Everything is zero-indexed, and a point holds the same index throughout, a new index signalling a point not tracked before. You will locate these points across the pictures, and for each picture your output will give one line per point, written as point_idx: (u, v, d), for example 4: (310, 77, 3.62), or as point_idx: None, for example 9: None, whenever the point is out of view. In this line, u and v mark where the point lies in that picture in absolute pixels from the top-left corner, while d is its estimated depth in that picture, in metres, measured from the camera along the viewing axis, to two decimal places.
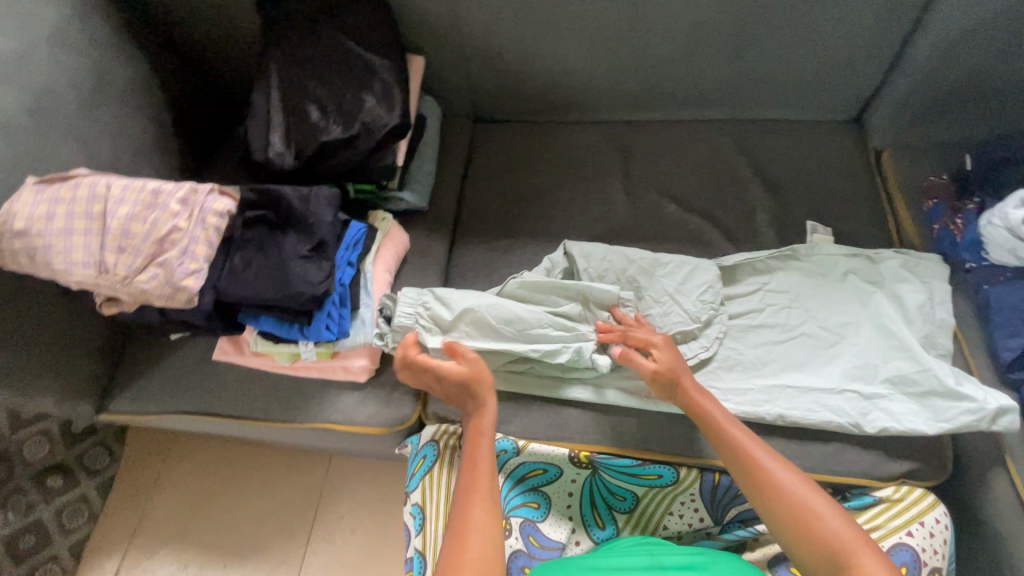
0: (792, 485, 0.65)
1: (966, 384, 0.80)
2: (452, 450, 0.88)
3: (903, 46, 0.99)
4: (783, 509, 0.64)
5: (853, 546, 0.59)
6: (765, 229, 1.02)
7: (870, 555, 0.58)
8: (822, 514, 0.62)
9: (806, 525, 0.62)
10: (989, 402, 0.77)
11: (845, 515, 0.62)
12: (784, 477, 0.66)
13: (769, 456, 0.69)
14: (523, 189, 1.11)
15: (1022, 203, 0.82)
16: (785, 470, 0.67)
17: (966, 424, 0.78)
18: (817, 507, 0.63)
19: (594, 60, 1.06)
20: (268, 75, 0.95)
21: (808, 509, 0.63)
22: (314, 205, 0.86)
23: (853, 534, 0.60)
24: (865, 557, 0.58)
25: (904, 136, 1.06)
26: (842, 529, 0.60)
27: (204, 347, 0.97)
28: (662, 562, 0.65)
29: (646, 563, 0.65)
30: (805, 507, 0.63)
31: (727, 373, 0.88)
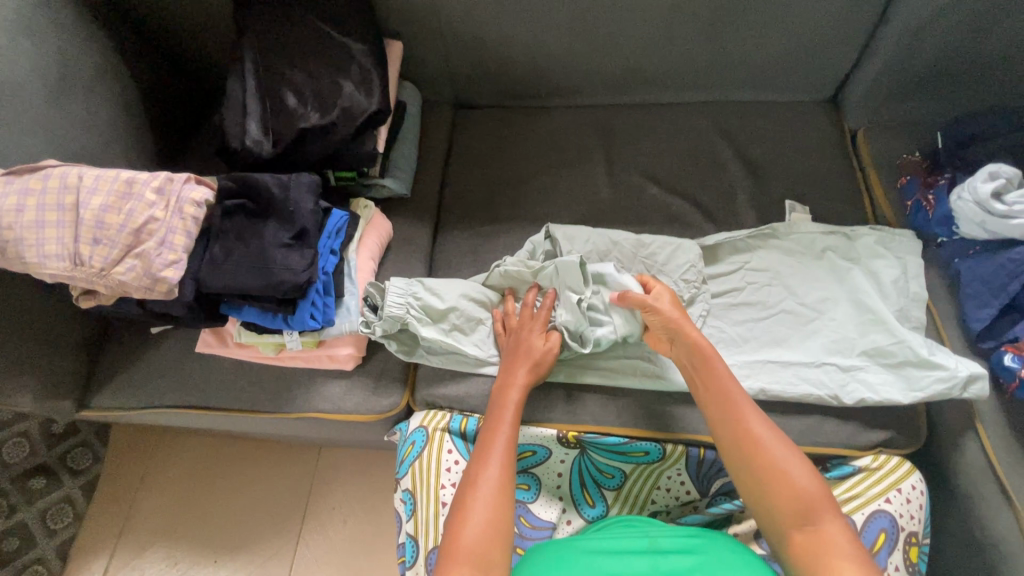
0: (772, 442, 0.68)
1: (938, 354, 0.82)
2: (441, 436, 0.88)
3: (876, 25, 1.00)
4: (760, 469, 0.67)
5: (821, 505, 0.64)
6: (744, 209, 1.03)
7: (833, 516, 0.63)
8: (794, 473, 0.66)
9: (780, 484, 0.65)
10: (961, 370, 0.80)
11: (812, 472, 0.66)
12: (768, 439, 0.69)
13: (757, 416, 0.71)
14: (506, 175, 1.11)
15: (990, 177, 0.84)
16: (767, 426, 0.70)
17: (939, 393, 0.80)
18: (792, 468, 0.66)
19: (574, 44, 1.06)
20: (242, 61, 0.93)
21: (786, 467, 0.66)
22: (295, 193, 0.85)
23: (817, 493, 0.65)
24: (827, 518, 0.63)
25: (878, 115, 1.08)
26: (812, 488, 0.65)
27: (186, 340, 0.96)
28: (660, 544, 0.67)
29: (644, 544, 0.67)
30: (785, 468, 0.66)
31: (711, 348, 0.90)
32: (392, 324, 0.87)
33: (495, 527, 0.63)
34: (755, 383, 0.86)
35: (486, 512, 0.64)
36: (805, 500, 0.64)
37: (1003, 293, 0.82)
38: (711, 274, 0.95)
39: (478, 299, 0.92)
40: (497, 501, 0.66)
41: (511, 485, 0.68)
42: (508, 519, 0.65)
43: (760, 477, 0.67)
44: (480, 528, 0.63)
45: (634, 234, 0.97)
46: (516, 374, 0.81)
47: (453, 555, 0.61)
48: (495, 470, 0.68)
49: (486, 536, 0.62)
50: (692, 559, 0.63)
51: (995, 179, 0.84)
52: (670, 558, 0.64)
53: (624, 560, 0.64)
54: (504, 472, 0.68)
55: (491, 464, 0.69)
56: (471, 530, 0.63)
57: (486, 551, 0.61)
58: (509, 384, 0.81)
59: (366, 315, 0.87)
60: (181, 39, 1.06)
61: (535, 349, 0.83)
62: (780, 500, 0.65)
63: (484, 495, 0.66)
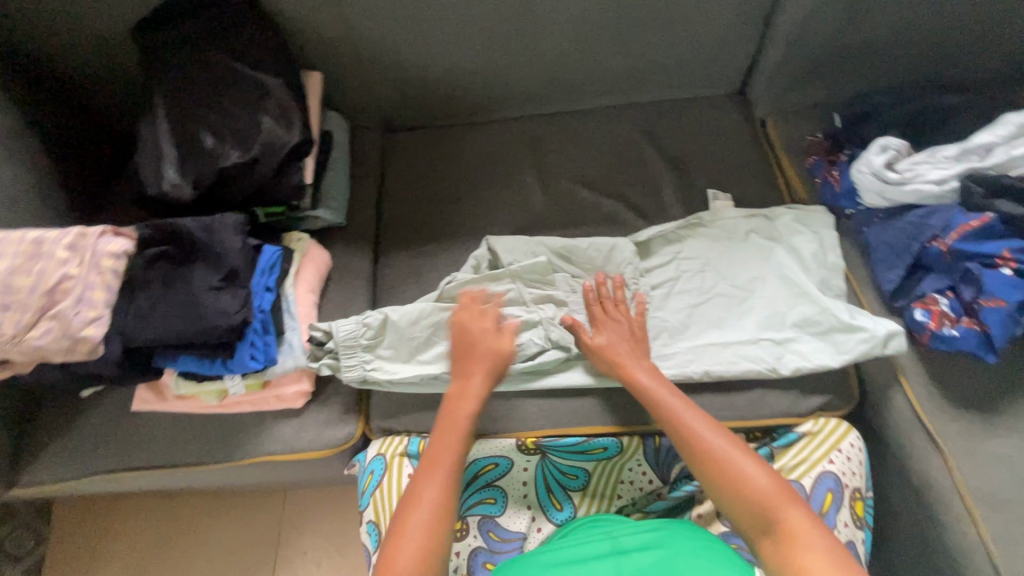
0: (729, 453, 0.71)
1: (859, 316, 0.88)
2: (400, 461, 0.87)
3: (767, 20, 1.08)
4: (719, 477, 0.70)
5: (782, 504, 0.65)
6: (671, 202, 1.08)
7: (794, 508, 0.64)
8: (752, 473, 0.68)
9: (744, 493, 0.67)
10: (880, 329, 0.86)
11: (768, 472, 0.69)
12: (733, 457, 0.70)
13: (713, 432, 0.74)
14: (441, 193, 1.12)
15: (882, 150, 0.92)
16: (725, 440, 0.73)
17: (864, 352, 0.86)
18: (747, 467, 0.69)
19: (492, 59, 1.08)
20: (153, 107, 0.91)
21: (743, 478, 0.68)
22: (219, 233, 0.82)
23: (775, 490, 0.66)
24: (787, 511, 0.64)
25: (782, 103, 1.16)
26: (768, 486, 0.67)
27: (121, 399, 0.91)
28: (623, 544, 0.67)
29: (608, 547, 0.68)
30: (746, 476, 0.68)
31: (657, 340, 0.93)
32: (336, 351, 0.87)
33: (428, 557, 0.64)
34: (699, 367, 0.89)
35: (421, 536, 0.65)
36: (768, 502, 0.65)
37: (906, 254, 0.88)
38: (648, 268, 0.99)
39: (425, 322, 0.88)
40: (435, 522, 0.66)
41: (450, 505, 0.69)
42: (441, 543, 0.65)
43: (720, 483, 0.69)
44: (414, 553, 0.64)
45: (570, 238, 1.00)
46: (471, 377, 0.81)
47: None
48: (432, 491, 0.69)
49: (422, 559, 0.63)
50: (655, 556, 0.63)
51: (886, 151, 0.92)
52: (632, 556, 0.64)
53: (589, 564, 0.64)
54: (444, 490, 0.69)
55: (431, 481, 0.70)
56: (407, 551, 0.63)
57: None
58: (464, 392, 0.80)
59: (310, 347, 0.87)
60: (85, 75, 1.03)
61: (487, 351, 0.83)
62: (742, 505, 0.67)
63: (423, 513, 0.67)
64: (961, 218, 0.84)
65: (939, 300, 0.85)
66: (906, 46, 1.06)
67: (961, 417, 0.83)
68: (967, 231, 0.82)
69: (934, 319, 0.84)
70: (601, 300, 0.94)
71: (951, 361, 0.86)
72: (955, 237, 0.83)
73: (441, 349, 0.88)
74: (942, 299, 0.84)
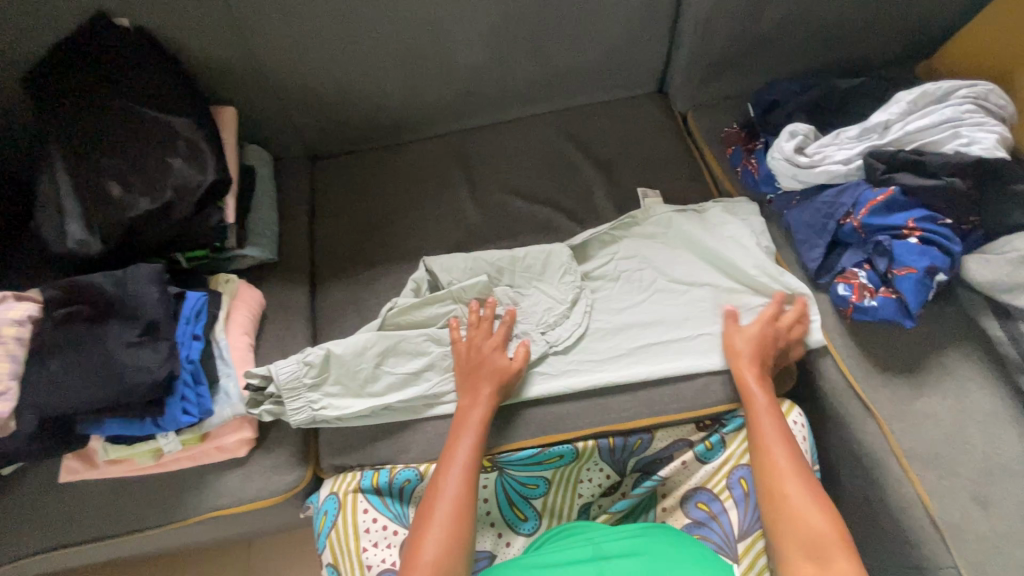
0: (797, 487, 0.73)
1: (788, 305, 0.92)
2: (354, 497, 0.85)
3: (674, 20, 1.12)
4: (779, 506, 0.72)
5: (835, 548, 0.67)
6: (603, 203, 1.09)
7: (845, 554, 0.67)
8: (811, 512, 0.71)
9: (797, 528, 0.70)
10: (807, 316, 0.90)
11: (831, 517, 0.70)
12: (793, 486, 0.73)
13: (790, 453, 0.77)
14: (374, 218, 1.10)
15: (791, 136, 0.97)
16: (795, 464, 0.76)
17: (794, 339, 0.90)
18: (812, 508, 0.71)
19: (411, 79, 1.08)
20: (50, 159, 0.86)
21: (805, 512, 0.71)
22: (134, 286, 0.78)
23: (833, 531, 0.69)
24: (839, 556, 0.66)
25: (699, 98, 1.20)
26: (828, 529, 0.69)
27: (47, 473, 0.85)
28: (606, 549, 0.68)
29: (589, 551, 0.68)
30: (801, 513, 0.71)
31: (602, 340, 0.93)
32: (279, 395, 0.83)
33: (447, 553, 0.67)
34: (642, 363, 0.91)
35: (441, 537, 0.68)
36: (820, 538, 0.69)
37: (825, 233, 0.92)
38: (588, 270, 1.00)
39: (369, 353, 0.86)
40: (455, 522, 0.70)
41: (469, 506, 0.72)
42: (461, 544, 0.69)
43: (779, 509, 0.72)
44: (433, 550, 0.67)
45: (507, 250, 1.00)
46: (481, 391, 0.82)
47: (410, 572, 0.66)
48: (447, 502, 0.71)
49: (441, 554, 0.67)
50: (638, 562, 0.64)
51: (795, 137, 0.97)
52: (616, 562, 0.65)
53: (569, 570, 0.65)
54: (466, 486, 0.73)
55: (449, 477, 0.74)
56: (429, 547, 0.67)
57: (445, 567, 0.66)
58: (474, 402, 0.82)
59: (249, 394, 0.83)
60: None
61: (500, 364, 0.84)
62: (795, 535, 0.70)
63: (445, 506, 0.71)
64: (869, 194, 0.88)
65: (858, 273, 0.89)
66: (805, 35, 1.11)
67: (888, 382, 0.87)
68: (875, 205, 0.87)
69: (856, 293, 0.88)
70: (544, 309, 0.94)
71: (874, 329, 0.91)
72: (865, 212, 0.88)
73: (387, 379, 0.86)
74: (861, 273, 0.88)
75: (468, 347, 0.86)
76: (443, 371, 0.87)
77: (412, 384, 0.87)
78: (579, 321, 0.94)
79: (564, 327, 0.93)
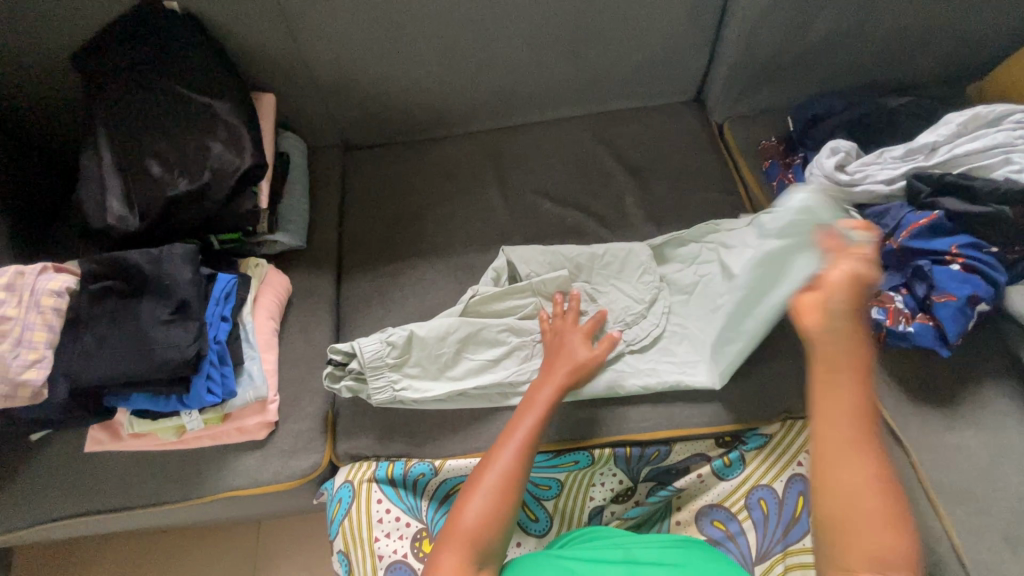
0: (861, 447, 0.53)
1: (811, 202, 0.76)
2: (369, 487, 0.85)
3: (717, 29, 1.10)
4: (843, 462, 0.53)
5: (888, 535, 0.50)
6: (633, 210, 1.08)
7: (896, 548, 0.50)
8: (871, 484, 0.52)
9: (848, 488, 0.52)
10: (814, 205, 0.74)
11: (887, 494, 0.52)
12: (869, 465, 0.53)
13: (861, 423, 0.54)
14: (403, 210, 1.10)
15: (833, 152, 0.94)
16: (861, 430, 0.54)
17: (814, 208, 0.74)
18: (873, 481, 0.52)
19: (448, 74, 1.08)
20: (95, 135, 0.88)
21: (863, 477, 0.52)
22: (168, 265, 0.80)
23: (888, 515, 0.51)
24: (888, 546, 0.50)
25: (737, 109, 1.18)
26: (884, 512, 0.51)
27: (72, 442, 0.87)
28: (636, 554, 0.68)
29: (620, 554, 0.67)
30: (867, 482, 0.52)
31: (685, 343, 0.89)
32: (361, 373, 0.86)
33: (492, 520, 0.64)
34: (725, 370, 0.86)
35: (487, 501, 0.65)
36: (865, 528, 0.51)
37: None
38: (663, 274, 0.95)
39: (452, 338, 0.87)
40: (503, 494, 0.66)
41: (518, 480, 0.68)
42: (505, 516, 0.65)
43: (845, 467, 0.53)
44: (476, 514, 0.64)
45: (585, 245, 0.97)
46: (557, 373, 0.80)
47: (452, 533, 0.64)
48: (497, 473, 0.68)
49: (485, 519, 0.64)
50: (670, 568, 0.64)
51: (836, 154, 0.94)
52: (647, 566, 0.65)
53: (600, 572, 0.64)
54: (521, 458, 0.70)
55: (506, 450, 0.70)
56: (471, 511, 0.65)
57: (485, 533, 0.63)
58: (548, 382, 0.79)
59: (330, 368, 0.86)
60: (18, 95, 0.98)
61: (582, 355, 0.82)
62: (844, 500, 0.52)
63: (495, 474, 0.68)
64: (912, 217, 0.86)
65: (895, 297, 0.85)
66: (851, 50, 1.09)
67: (920, 411, 0.84)
68: (918, 228, 0.84)
69: (891, 318, 0.84)
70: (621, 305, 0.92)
71: (908, 356, 0.88)
72: (906, 235, 0.85)
73: (464, 367, 0.87)
74: (897, 297, 0.85)
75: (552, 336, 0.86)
76: (521, 360, 0.88)
77: (489, 372, 0.87)
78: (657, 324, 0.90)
79: (643, 326, 0.90)
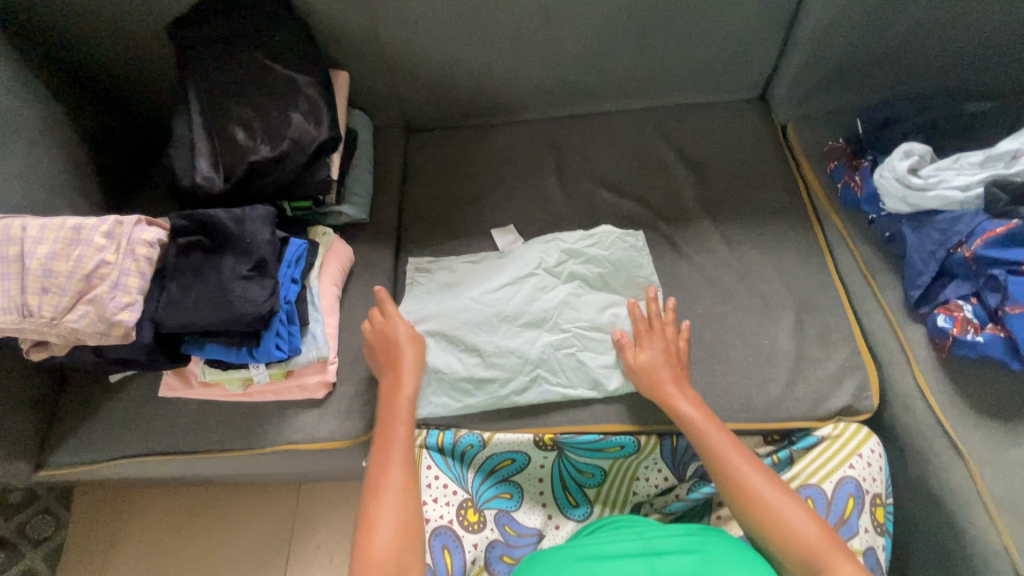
0: (753, 479, 0.71)
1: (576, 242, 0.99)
2: (420, 453, 0.89)
3: (790, 26, 1.08)
4: (749, 502, 0.69)
5: (827, 550, 0.63)
6: (691, 204, 1.08)
7: (838, 555, 0.63)
8: (780, 506, 0.68)
9: (772, 521, 0.67)
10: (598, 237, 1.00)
11: (795, 504, 0.68)
12: (749, 475, 0.71)
13: (744, 457, 0.73)
14: (462, 191, 1.13)
15: (905, 155, 0.92)
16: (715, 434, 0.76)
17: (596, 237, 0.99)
18: (772, 497, 0.69)
19: (515, 60, 1.10)
20: (187, 100, 0.94)
21: (761, 502, 0.69)
22: (250, 225, 0.85)
23: (812, 526, 0.66)
24: (834, 558, 0.63)
25: (803, 109, 1.16)
26: (809, 532, 0.65)
27: (147, 386, 0.93)
28: (655, 545, 0.67)
29: (638, 545, 0.67)
30: (771, 504, 0.68)
31: (552, 360, 0.90)
32: None
33: (402, 532, 0.68)
34: (598, 389, 0.89)
35: (393, 517, 0.69)
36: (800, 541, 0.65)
37: (933, 261, 0.87)
38: (549, 274, 0.96)
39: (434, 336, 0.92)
40: (403, 504, 0.71)
41: (414, 484, 0.74)
42: (414, 520, 0.70)
43: (753, 513, 0.68)
44: (387, 537, 0.67)
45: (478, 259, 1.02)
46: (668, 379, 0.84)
47: (367, 558, 0.66)
48: (393, 490, 0.72)
49: (395, 539, 0.67)
50: (690, 560, 0.62)
51: (909, 157, 0.92)
52: (667, 559, 0.63)
53: (622, 562, 0.64)
54: (407, 472, 0.74)
55: (390, 470, 0.74)
56: (381, 535, 0.67)
57: (399, 555, 0.66)
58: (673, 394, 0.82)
59: None
60: (116, 69, 1.07)
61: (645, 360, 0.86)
62: (773, 537, 0.66)
63: (390, 500, 0.71)
64: (987, 226, 0.83)
65: (963, 306, 0.84)
66: (932, 53, 1.06)
67: (984, 424, 0.82)
68: (993, 237, 0.82)
69: (957, 326, 0.83)
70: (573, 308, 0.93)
71: (973, 367, 0.86)
72: (979, 244, 0.83)
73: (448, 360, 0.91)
74: (966, 306, 0.83)
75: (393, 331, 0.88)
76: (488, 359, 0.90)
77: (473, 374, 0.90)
78: (538, 334, 0.92)
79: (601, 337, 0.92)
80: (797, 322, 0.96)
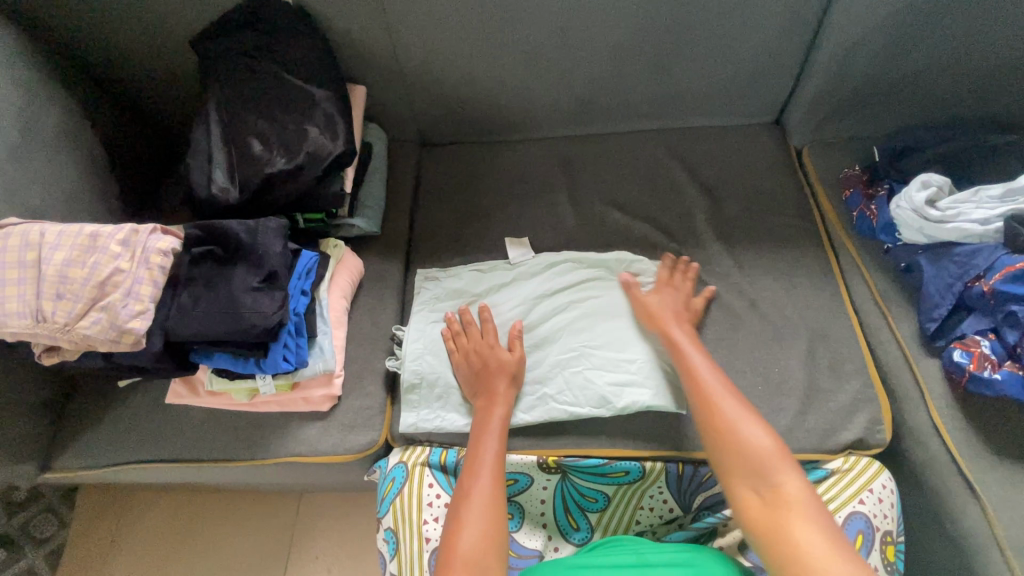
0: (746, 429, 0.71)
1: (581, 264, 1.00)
2: (421, 470, 0.88)
3: (808, 53, 1.08)
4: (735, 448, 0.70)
5: (798, 502, 0.63)
6: (703, 227, 1.07)
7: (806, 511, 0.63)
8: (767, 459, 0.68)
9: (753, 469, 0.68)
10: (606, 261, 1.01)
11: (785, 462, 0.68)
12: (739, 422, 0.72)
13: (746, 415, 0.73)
14: (474, 207, 1.13)
15: (922, 186, 0.91)
16: (727, 397, 0.75)
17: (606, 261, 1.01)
18: (758, 445, 0.69)
19: (531, 79, 1.11)
20: (207, 112, 0.95)
21: (749, 449, 0.69)
22: (263, 237, 0.86)
23: (794, 482, 0.65)
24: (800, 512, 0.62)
25: (819, 135, 1.15)
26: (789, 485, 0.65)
27: (155, 392, 0.94)
28: (649, 558, 0.67)
29: (633, 558, 0.67)
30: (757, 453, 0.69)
31: (556, 379, 0.89)
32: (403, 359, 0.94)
33: (488, 537, 0.68)
34: (605, 407, 0.87)
35: (482, 521, 0.69)
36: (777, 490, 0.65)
37: (949, 293, 0.86)
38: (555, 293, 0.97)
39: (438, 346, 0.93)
40: (490, 508, 0.71)
41: (501, 519, 0.71)
42: (498, 536, 0.69)
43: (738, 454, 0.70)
44: (472, 540, 0.67)
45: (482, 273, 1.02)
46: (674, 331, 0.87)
47: (450, 562, 0.66)
48: (484, 487, 0.73)
49: (482, 542, 0.67)
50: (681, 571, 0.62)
51: (927, 187, 0.91)
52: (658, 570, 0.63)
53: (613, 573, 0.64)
54: (495, 479, 0.74)
55: (479, 476, 0.74)
56: (466, 536, 0.68)
57: (481, 557, 0.66)
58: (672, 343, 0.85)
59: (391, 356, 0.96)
60: (139, 77, 1.09)
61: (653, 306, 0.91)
62: (749, 482, 0.67)
63: (477, 501, 0.71)
64: (1007, 260, 0.81)
65: (981, 342, 0.82)
66: (951, 84, 1.05)
67: (1001, 465, 0.80)
68: (1012, 272, 0.80)
69: (974, 362, 0.81)
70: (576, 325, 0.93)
71: (990, 405, 0.83)
72: (998, 278, 0.81)
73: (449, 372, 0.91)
74: (984, 342, 0.81)
75: (467, 352, 0.89)
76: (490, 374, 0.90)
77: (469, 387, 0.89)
78: (545, 354, 0.92)
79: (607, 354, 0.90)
80: (809, 350, 0.94)
